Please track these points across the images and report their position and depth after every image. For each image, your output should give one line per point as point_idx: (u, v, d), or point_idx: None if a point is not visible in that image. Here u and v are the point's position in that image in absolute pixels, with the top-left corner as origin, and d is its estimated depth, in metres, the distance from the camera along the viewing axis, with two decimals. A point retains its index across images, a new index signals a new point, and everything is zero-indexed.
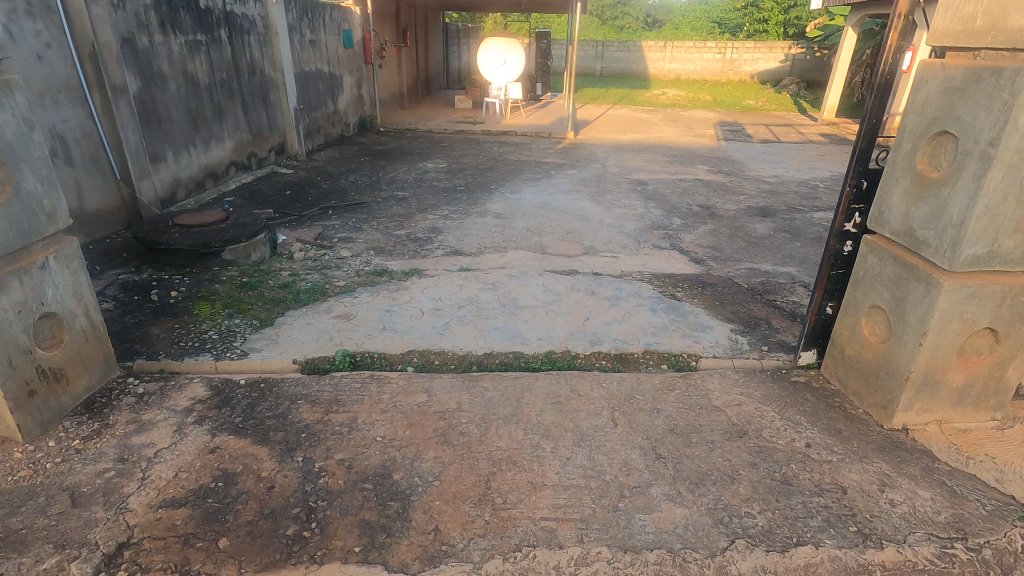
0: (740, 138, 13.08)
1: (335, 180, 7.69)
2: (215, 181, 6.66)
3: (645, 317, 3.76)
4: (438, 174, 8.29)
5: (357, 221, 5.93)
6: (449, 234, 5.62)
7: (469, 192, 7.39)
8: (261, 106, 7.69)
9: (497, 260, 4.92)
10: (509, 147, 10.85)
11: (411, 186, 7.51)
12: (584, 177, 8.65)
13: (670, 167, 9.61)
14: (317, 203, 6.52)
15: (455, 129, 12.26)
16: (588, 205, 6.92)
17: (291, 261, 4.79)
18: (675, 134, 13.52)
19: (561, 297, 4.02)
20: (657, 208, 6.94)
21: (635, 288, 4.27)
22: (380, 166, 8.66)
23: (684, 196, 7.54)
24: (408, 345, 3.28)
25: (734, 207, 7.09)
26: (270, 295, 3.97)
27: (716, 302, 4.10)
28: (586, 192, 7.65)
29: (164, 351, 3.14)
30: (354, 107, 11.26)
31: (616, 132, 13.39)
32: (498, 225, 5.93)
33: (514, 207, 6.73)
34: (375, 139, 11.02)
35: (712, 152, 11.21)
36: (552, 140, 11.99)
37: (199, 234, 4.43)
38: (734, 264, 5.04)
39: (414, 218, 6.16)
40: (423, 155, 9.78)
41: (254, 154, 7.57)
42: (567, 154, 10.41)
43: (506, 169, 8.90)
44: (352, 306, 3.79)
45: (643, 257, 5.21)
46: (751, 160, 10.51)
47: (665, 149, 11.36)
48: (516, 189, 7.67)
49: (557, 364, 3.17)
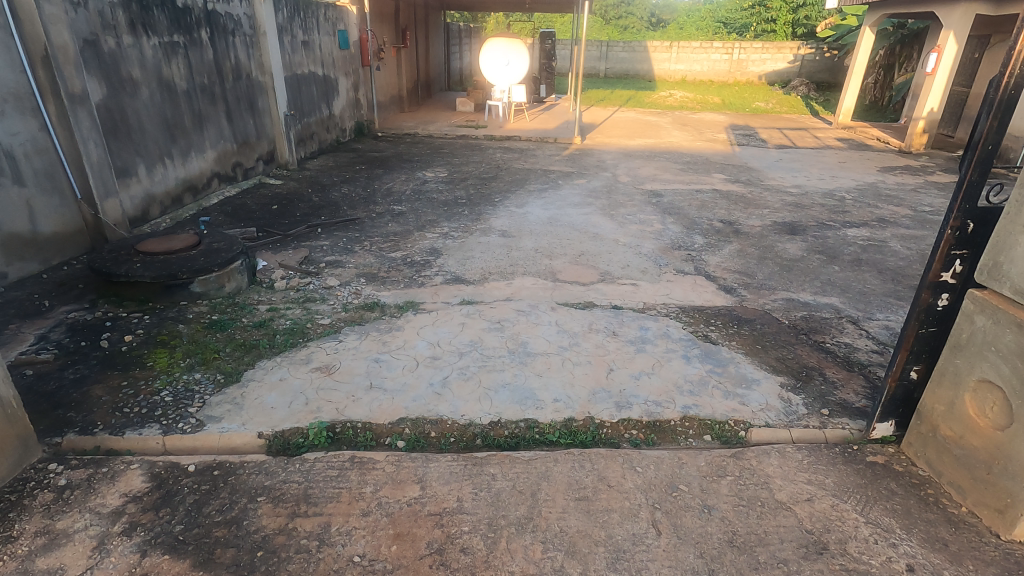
0: (754, 143, 12.53)
1: (328, 192, 7.16)
2: (194, 196, 6.13)
3: (678, 368, 3.21)
4: (438, 185, 7.75)
5: (349, 242, 5.39)
6: (449, 257, 5.08)
7: (471, 206, 6.84)
8: (248, 112, 7.15)
9: (504, 290, 4.38)
10: (513, 154, 10.31)
11: (409, 199, 6.98)
12: (593, 187, 8.10)
13: (684, 176, 9.06)
14: (306, 220, 5.98)
15: (457, 134, 11.72)
16: (600, 221, 6.37)
17: (271, 292, 4.26)
18: (686, 139, 12.95)
19: (579, 341, 3.47)
20: (674, 224, 6.40)
21: (662, 328, 3.72)
22: (377, 176, 8.12)
23: (703, 210, 6.99)
24: (398, 411, 2.73)
25: (759, 222, 6.55)
26: (241, 338, 3.43)
27: (757, 345, 3.55)
28: (597, 205, 7.11)
29: (103, 421, 2.59)
30: (350, 111, 10.72)
31: (625, 137, 12.84)
32: (503, 245, 5.39)
33: (519, 223, 6.18)
34: (372, 145, 10.48)
35: (727, 159, 10.65)
36: (558, 145, 11.44)
37: (164, 264, 3.90)
38: (770, 294, 4.50)
39: (411, 237, 5.62)
40: (422, 162, 9.24)
41: (240, 164, 7.03)
42: (575, 162, 9.86)
43: (510, 179, 8.36)
44: (336, 355, 3.25)
45: (666, 284, 4.66)
46: (768, 168, 9.95)
47: (677, 155, 10.79)
48: (521, 202, 7.12)
49: (578, 437, 2.62)
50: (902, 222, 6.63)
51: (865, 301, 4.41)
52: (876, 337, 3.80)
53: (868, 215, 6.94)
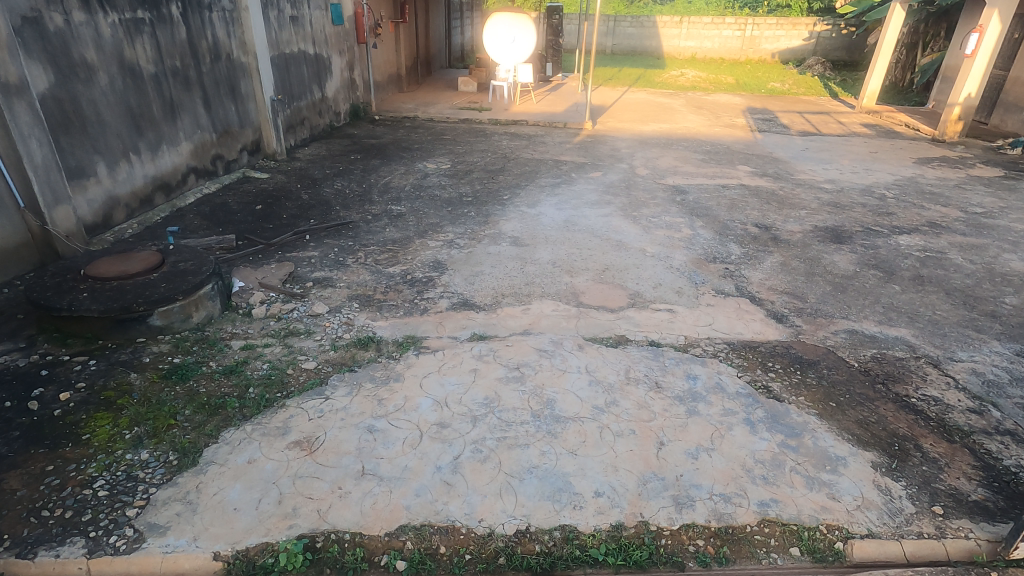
0: (776, 129, 11.76)
1: (319, 187, 6.48)
2: (167, 195, 5.46)
3: (743, 440, 2.60)
4: (440, 179, 7.06)
5: (341, 253, 4.74)
6: (455, 273, 4.43)
7: (478, 205, 6.17)
8: (229, 98, 6.42)
9: (521, 319, 3.75)
10: (521, 141, 9.59)
11: (409, 197, 6.30)
12: (610, 182, 7.40)
13: (708, 168, 8.37)
14: (293, 224, 5.33)
15: (459, 117, 10.95)
16: (622, 226, 5.72)
17: (248, 322, 3.63)
18: (703, 124, 12.17)
19: (616, 399, 2.85)
20: (705, 229, 5.74)
21: (713, 378, 3.10)
22: (373, 168, 7.42)
23: (734, 212, 6.33)
24: (398, 514, 2.12)
25: (797, 226, 5.89)
26: (206, 393, 2.82)
27: (832, 403, 2.94)
28: (616, 205, 6.44)
29: (11, 534, 1.99)
30: (344, 93, 9.93)
31: (637, 121, 12.07)
32: (516, 258, 4.75)
33: (532, 228, 5.53)
34: (368, 130, 9.73)
35: (749, 148, 9.92)
36: (568, 131, 10.69)
37: (117, 293, 3.27)
38: (828, 324, 3.88)
39: (412, 246, 4.97)
40: (424, 151, 8.53)
41: (220, 157, 6.33)
42: (587, 151, 9.13)
43: (519, 171, 7.66)
44: (320, 421, 2.64)
45: (707, 310, 4.03)
46: (795, 158, 9.25)
47: (696, 144, 10.06)
48: (533, 200, 6.44)
49: (632, 555, 2.02)
50: (956, 228, 5.97)
51: (941, 334, 3.79)
52: (967, 387, 3.19)
53: (917, 218, 6.27)
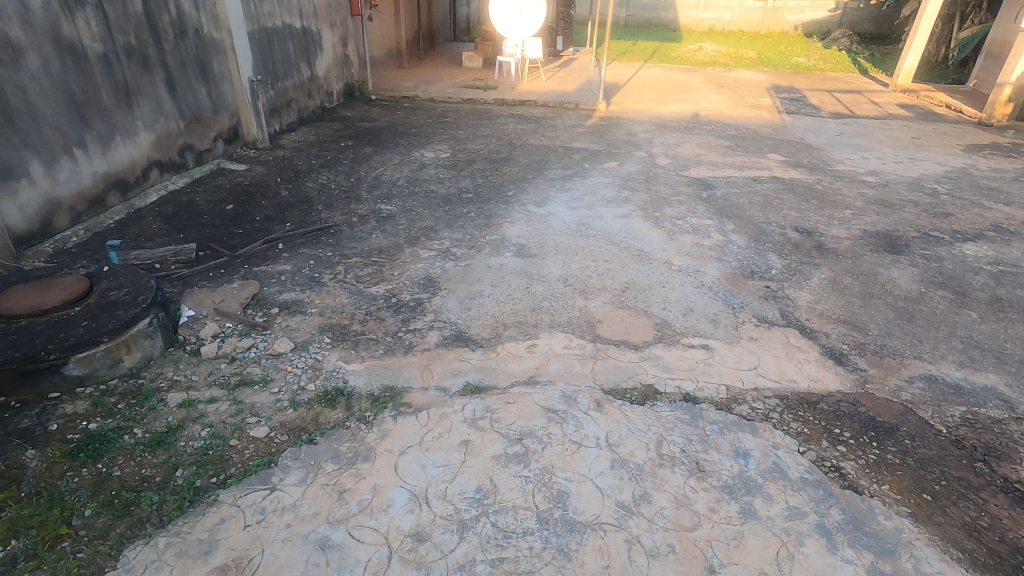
0: (805, 110, 10.87)
1: (302, 181, 5.79)
2: (124, 194, 4.80)
3: (819, 563, 1.96)
4: (438, 171, 6.33)
5: (317, 267, 4.08)
6: (449, 295, 3.76)
7: (479, 204, 5.47)
8: (200, 80, 5.70)
9: (526, 362, 3.08)
10: (529, 124, 8.81)
11: (402, 193, 5.61)
12: (628, 174, 6.65)
13: (735, 157, 7.58)
14: (267, 228, 4.67)
15: (463, 96, 10.14)
16: (643, 230, 5.01)
17: (193, 366, 2.99)
18: (726, 104, 11.27)
19: (648, 492, 2.20)
20: (738, 235, 5.02)
21: (769, 456, 2.43)
22: (365, 157, 6.71)
23: (769, 212, 5.60)
24: None
25: (843, 231, 5.16)
26: (117, 481, 2.20)
27: (927, 496, 2.27)
28: (635, 203, 5.72)
29: None
30: (336, 71, 9.14)
31: (655, 101, 11.22)
32: (521, 274, 4.07)
33: (540, 234, 4.84)
34: (363, 112, 8.96)
35: (778, 133, 9.09)
36: (580, 112, 9.86)
37: (23, 337, 2.64)
38: (900, 368, 3.19)
39: (401, 257, 4.30)
40: (422, 137, 7.78)
41: (190, 147, 5.64)
42: (601, 137, 8.35)
43: (526, 161, 6.91)
44: (258, 529, 2.02)
45: (750, 347, 3.35)
46: (830, 144, 8.43)
47: (720, 128, 9.23)
48: (542, 197, 5.72)
49: None
50: None
51: None
52: None
53: (979, 220, 5.51)
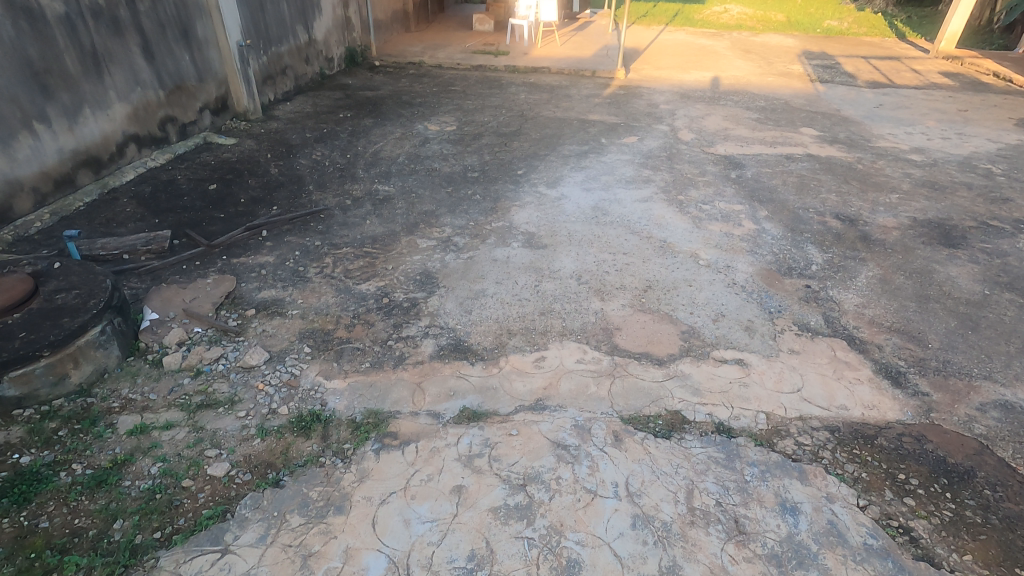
0: (840, 79, 10.10)
1: (294, 157, 5.33)
2: (97, 172, 4.41)
3: None
4: (442, 147, 5.83)
5: (302, 259, 3.67)
6: (447, 294, 3.34)
7: (486, 185, 4.99)
8: (181, 45, 5.20)
9: (533, 381, 2.67)
10: (542, 94, 8.22)
11: (402, 171, 5.14)
12: (649, 151, 6.11)
13: (765, 132, 6.98)
14: (252, 213, 4.25)
15: (472, 62, 9.52)
16: (666, 217, 4.52)
17: (152, 380, 2.62)
18: (754, 72, 10.52)
19: (676, 563, 1.84)
20: (772, 224, 4.51)
21: (823, 512, 2.03)
22: (363, 130, 6.21)
23: (806, 196, 5.06)
24: None
25: (890, 218, 4.63)
26: (43, 535, 1.89)
27: (1018, 571, 1.88)
28: (656, 184, 5.21)
29: None
30: (337, 34, 8.56)
31: (677, 68, 10.50)
32: (529, 269, 3.63)
33: (551, 221, 4.37)
34: (365, 79, 8.41)
35: (811, 104, 8.41)
36: (596, 80, 9.21)
37: None
38: (968, 393, 2.74)
39: (396, 248, 3.87)
40: (427, 107, 7.25)
41: (173, 120, 5.19)
42: (619, 108, 7.75)
43: (538, 136, 6.38)
44: None
45: (792, 363, 2.91)
46: (869, 118, 7.75)
47: (748, 99, 8.56)
48: (554, 177, 5.23)
49: None
50: None
51: None
52: None
53: None
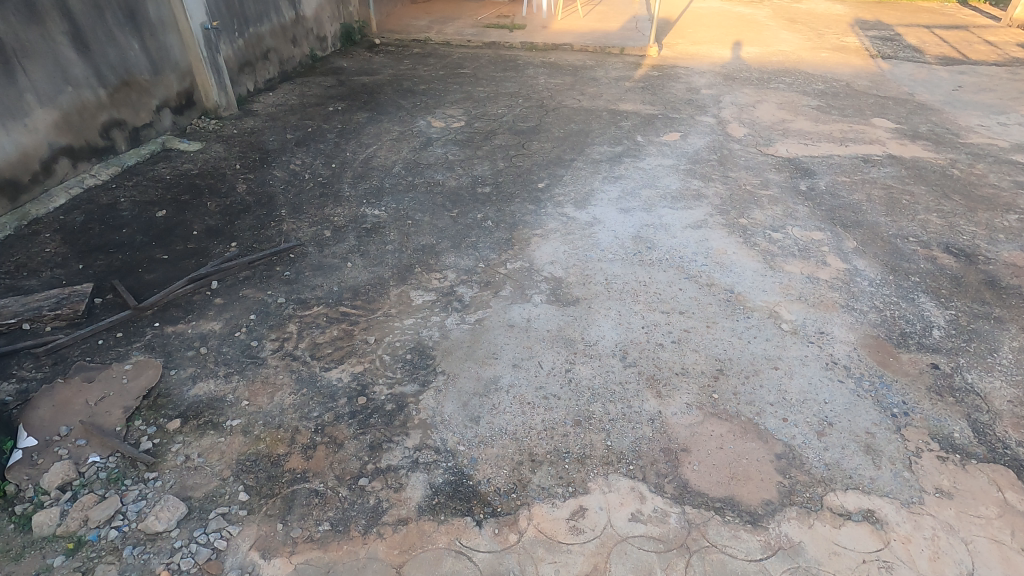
0: (905, 54, 8.85)
1: (268, 167, 4.42)
2: (14, 197, 3.58)
3: None
4: (447, 151, 4.88)
5: (258, 326, 2.79)
6: (447, 387, 2.46)
7: (500, 205, 4.06)
8: (127, 30, 4.25)
9: (568, 563, 1.82)
10: (564, 78, 7.16)
11: (398, 186, 4.22)
12: (695, 153, 5.10)
13: (830, 125, 5.90)
14: (204, 250, 3.37)
15: (483, 39, 8.43)
16: (728, 252, 3.56)
17: (9, 557, 1.79)
18: (804, 46, 9.27)
19: None
20: (866, 260, 3.53)
21: None
22: (355, 129, 5.26)
23: (900, 216, 4.06)
24: None
25: (1017, 252, 3.63)
26: None
27: None
28: (711, 201, 4.23)
29: None
30: (329, 9, 7.51)
31: (716, 43, 9.29)
32: (557, 342, 2.74)
33: (583, 259, 3.45)
34: (363, 62, 7.40)
35: (878, 87, 7.25)
36: (626, 59, 8.10)
37: None
38: None
39: (384, 305, 2.99)
40: (432, 96, 6.25)
41: (120, 124, 4.29)
42: (655, 95, 6.69)
43: (562, 135, 5.39)
44: None
45: (945, 516, 2.00)
46: (951, 105, 6.60)
47: (803, 80, 7.41)
48: (584, 192, 4.27)
49: None
50: None
51: None
52: None
53: None
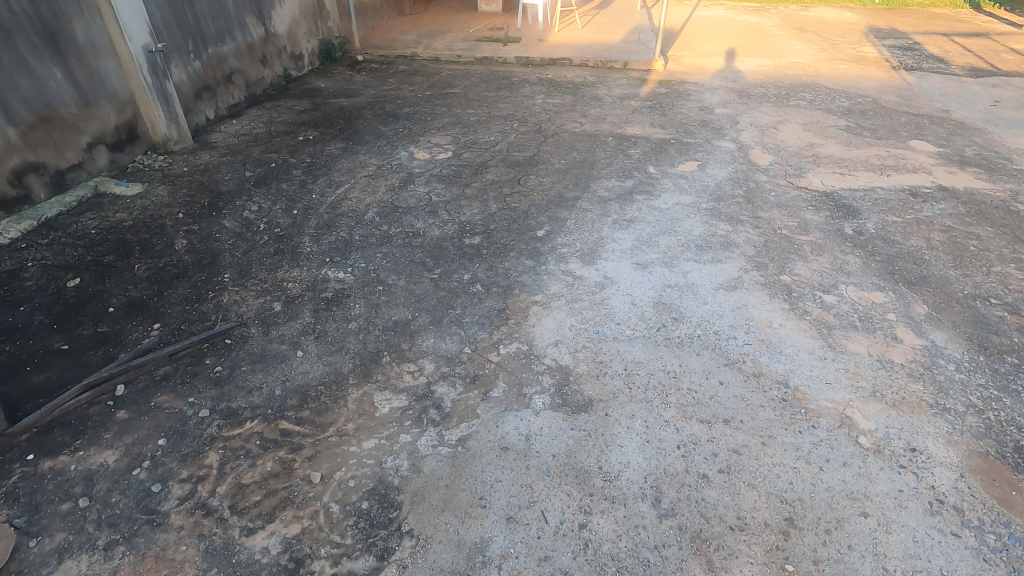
0: (929, 65, 8.23)
1: (217, 216, 3.74)
2: None
3: None
4: (431, 190, 4.20)
5: (166, 456, 2.10)
6: (415, 562, 1.77)
7: (492, 261, 3.38)
8: (46, 57, 3.61)
9: None
10: (563, 96, 6.51)
11: (369, 239, 3.53)
12: (717, 187, 4.44)
13: (864, 149, 5.25)
14: (117, 335, 2.68)
15: (475, 54, 7.79)
16: (774, 325, 2.88)
17: None
18: (819, 57, 8.66)
19: None
20: (945, 333, 2.85)
21: None
22: (326, 163, 4.58)
23: (971, 270, 3.38)
24: None
25: None
26: None
27: None
28: (743, 251, 3.55)
29: None
30: (304, 24, 6.87)
31: (724, 55, 8.67)
32: (567, 477, 2.05)
33: (595, 339, 2.76)
34: (342, 81, 6.75)
35: (907, 102, 6.62)
36: (630, 75, 7.46)
37: None
38: None
39: (339, 416, 2.29)
40: (417, 121, 5.58)
41: (38, 168, 3.67)
42: (665, 115, 6.03)
43: (563, 166, 4.72)
44: None
45: None
46: (994, 123, 5.96)
47: (825, 96, 6.78)
48: (591, 242, 3.60)
49: None
50: None
51: None
52: None
53: None
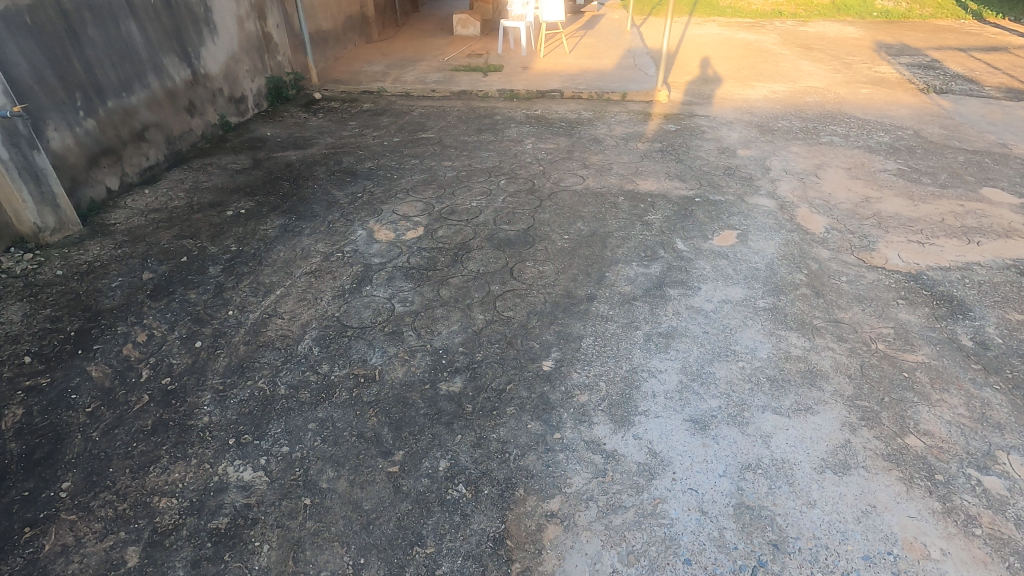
0: (960, 86, 7.37)
1: (84, 357, 2.60)
2: None
3: None
4: (394, 293, 3.11)
5: None
6: None
7: (480, 427, 2.28)
8: None
9: None
10: (558, 139, 5.49)
11: (299, 393, 2.41)
12: (770, 270, 3.41)
13: (933, 203, 4.27)
14: None
15: (452, 87, 6.74)
16: (933, 555, 1.83)
17: None
18: (836, 79, 7.78)
19: None
20: None
21: None
22: (255, 253, 3.46)
23: None
24: None
25: None
26: None
27: None
28: (837, 390, 2.49)
29: None
30: (246, 60, 5.77)
31: (731, 79, 7.73)
32: None
33: None
34: (294, 127, 5.65)
35: (955, 135, 5.69)
36: (630, 108, 6.48)
37: None
38: None
39: None
40: (380, 181, 4.49)
41: None
42: (681, 161, 5.04)
43: (567, 243, 3.67)
44: None
45: None
46: None
47: (858, 129, 5.84)
48: (622, 381, 2.52)
49: None
50: None
51: None
52: None
53: None
